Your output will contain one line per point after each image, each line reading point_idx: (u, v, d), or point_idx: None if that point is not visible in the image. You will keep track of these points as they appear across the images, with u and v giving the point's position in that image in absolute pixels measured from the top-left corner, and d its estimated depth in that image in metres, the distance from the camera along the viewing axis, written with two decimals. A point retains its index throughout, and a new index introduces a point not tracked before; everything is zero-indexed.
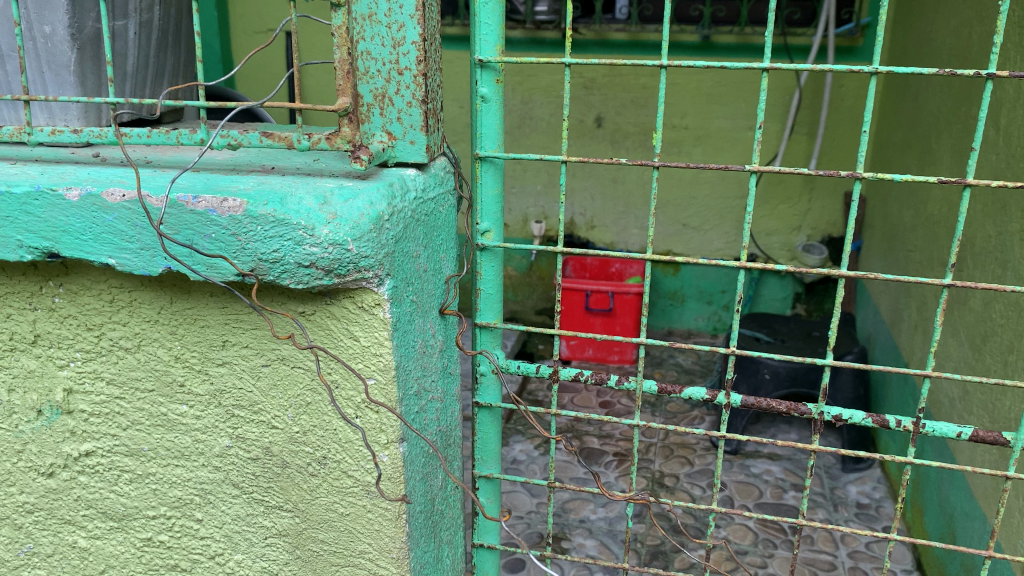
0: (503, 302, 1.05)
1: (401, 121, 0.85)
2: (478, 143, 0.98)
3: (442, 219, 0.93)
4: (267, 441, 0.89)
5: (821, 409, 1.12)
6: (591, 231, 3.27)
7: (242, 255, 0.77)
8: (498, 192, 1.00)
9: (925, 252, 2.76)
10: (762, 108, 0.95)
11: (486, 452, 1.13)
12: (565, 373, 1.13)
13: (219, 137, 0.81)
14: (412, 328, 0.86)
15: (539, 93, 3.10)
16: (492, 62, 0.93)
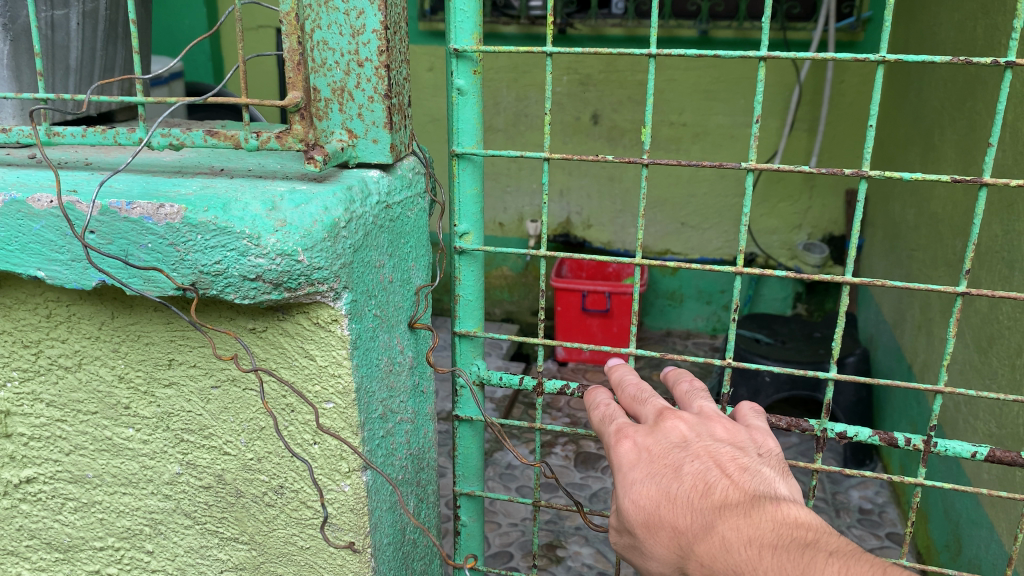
0: (483, 309, 0.99)
1: (362, 118, 0.77)
2: (456, 139, 0.92)
3: (410, 225, 0.85)
4: (219, 468, 0.82)
5: (825, 425, 1.06)
6: (587, 230, 3.21)
7: (182, 268, 0.69)
8: (477, 192, 0.93)
9: (929, 251, 2.69)
10: (760, 101, 0.87)
11: (467, 470, 1.08)
12: (549, 385, 1.08)
13: (158, 136, 0.73)
14: (375, 345, 0.78)
15: (535, 90, 3.02)
16: (468, 52, 0.86)
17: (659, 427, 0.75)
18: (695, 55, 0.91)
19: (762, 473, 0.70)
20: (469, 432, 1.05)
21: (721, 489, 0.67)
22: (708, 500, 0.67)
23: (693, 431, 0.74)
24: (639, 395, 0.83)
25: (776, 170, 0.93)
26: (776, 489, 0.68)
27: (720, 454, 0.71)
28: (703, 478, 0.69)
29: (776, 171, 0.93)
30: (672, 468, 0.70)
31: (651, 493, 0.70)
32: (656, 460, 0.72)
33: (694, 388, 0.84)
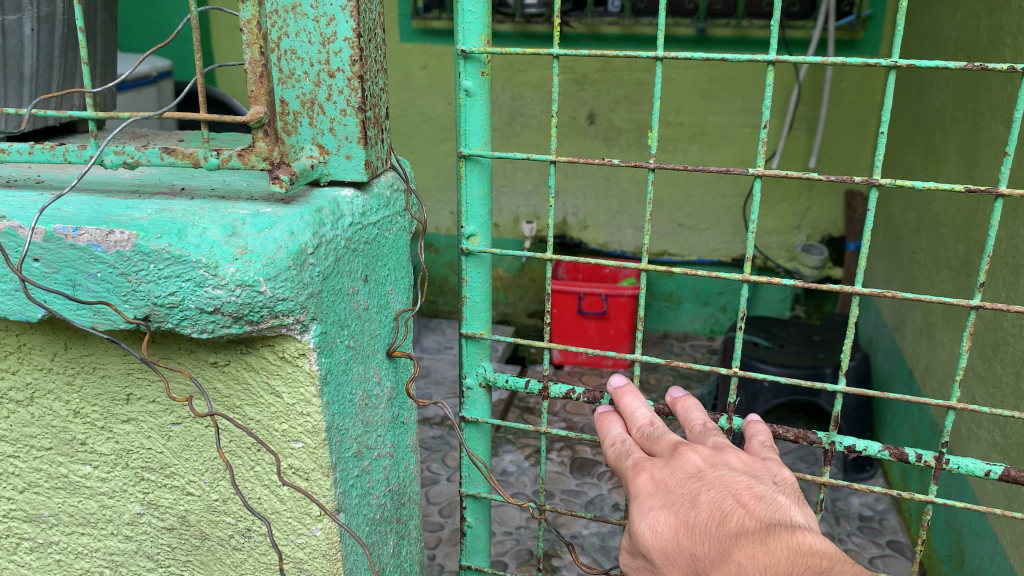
0: (489, 310, 1.12)
1: (334, 133, 0.72)
2: (464, 141, 1.03)
3: (388, 246, 0.79)
4: (183, 509, 0.76)
5: (833, 438, 1.07)
6: (583, 231, 3.29)
7: (135, 299, 0.63)
8: (484, 192, 1.06)
9: (933, 255, 2.75)
10: (767, 105, 0.86)
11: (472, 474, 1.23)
12: (554, 390, 1.12)
13: (112, 154, 0.68)
14: (348, 379, 0.72)
15: (530, 90, 3.16)
16: (475, 52, 0.98)
17: (674, 459, 0.84)
18: (698, 57, 0.88)
19: (777, 501, 0.77)
20: (474, 433, 1.20)
21: (737, 518, 0.74)
22: (724, 527, 0.74)
23: (705, 463, 0.83)
24: (652, 435, 0.92)
25: (783, 177, 0.93)
26: (791, 517, 0.74)
27: (736, 484, 0.79)
28: (719, 507, 0.76)
29: (783, 178, 0.93)
30: (690, 499, 0.78)
31: (670, 521, 0.78)
32: (673, 491, 0.81)
33: (708, 428, 0.92)
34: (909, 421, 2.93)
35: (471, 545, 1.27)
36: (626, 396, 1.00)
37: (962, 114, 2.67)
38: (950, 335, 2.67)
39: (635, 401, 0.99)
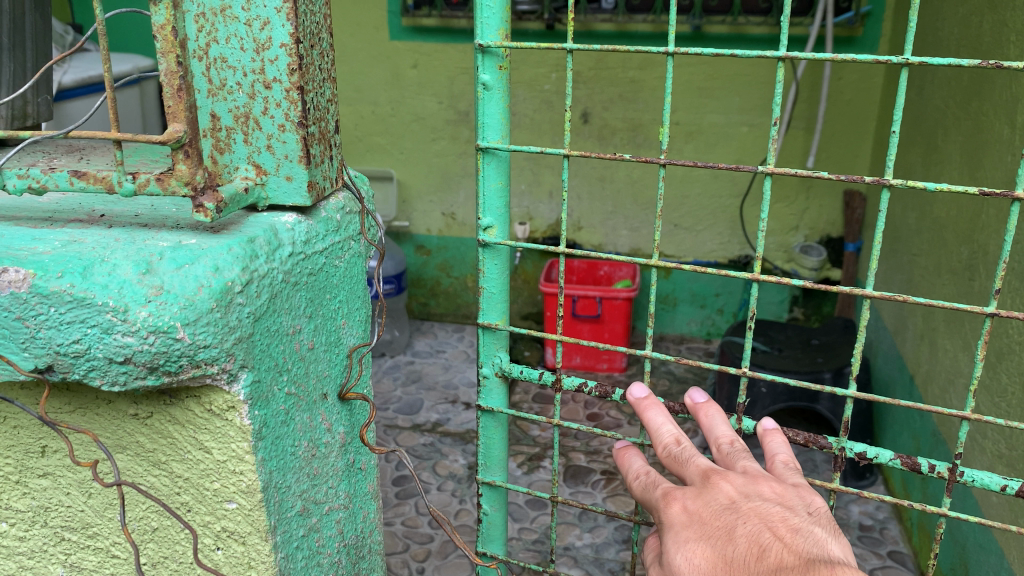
0: (503, 298, 1.59)
1: (275, 150, 1.04)
2: (484, 134, 1.48)
3: (327, 272, 1.14)
4: (101, 564, 1.10)
5: (843, 444, 1.36)
6: (581, 231, 4.37)
7: (38, 342, 0.89)
8: (498, 177, 1.51)
9: (932, 258, 2.88)
10: (775, 100, 1.16)
11: (490, 461, 1.75)
12: (567, 383, 1.56)
13: (21, 178, 0.94)
14: (287, 439, 1.04)
15: (523, 88, 4.19)
16: (492, 45, 1.41)
17: (708, 492, 1.12)
18: (713, 55, 1.18)
19: (811, 534, 1.01)
20: (492, 423, 1.71)
21: (774, 552, 0.98)
22: (763, 561, 0.97)
23: (736, 494, 1.09)
24: (683, 459, 1.22)
25: (787, 173, 1.22)
26: (826, 549, 0.98)
27: (772, 521, 1.04)
28: (757, 542, 1.00)
29: (787, 174, 1.22)
30: (728, 535, 1.03)
31: (709, 553, 1.04)
32: (711, 525, 1.06)
33: (734, 448, 1.22)
34: (913, 428, 2.92)
35: (487, 528, 1.82)
36: (651, 411, 1.33)
37: (967, 117, 2.62)
38: (953, 341, 2.63)
39: (659, 416, 1.32)
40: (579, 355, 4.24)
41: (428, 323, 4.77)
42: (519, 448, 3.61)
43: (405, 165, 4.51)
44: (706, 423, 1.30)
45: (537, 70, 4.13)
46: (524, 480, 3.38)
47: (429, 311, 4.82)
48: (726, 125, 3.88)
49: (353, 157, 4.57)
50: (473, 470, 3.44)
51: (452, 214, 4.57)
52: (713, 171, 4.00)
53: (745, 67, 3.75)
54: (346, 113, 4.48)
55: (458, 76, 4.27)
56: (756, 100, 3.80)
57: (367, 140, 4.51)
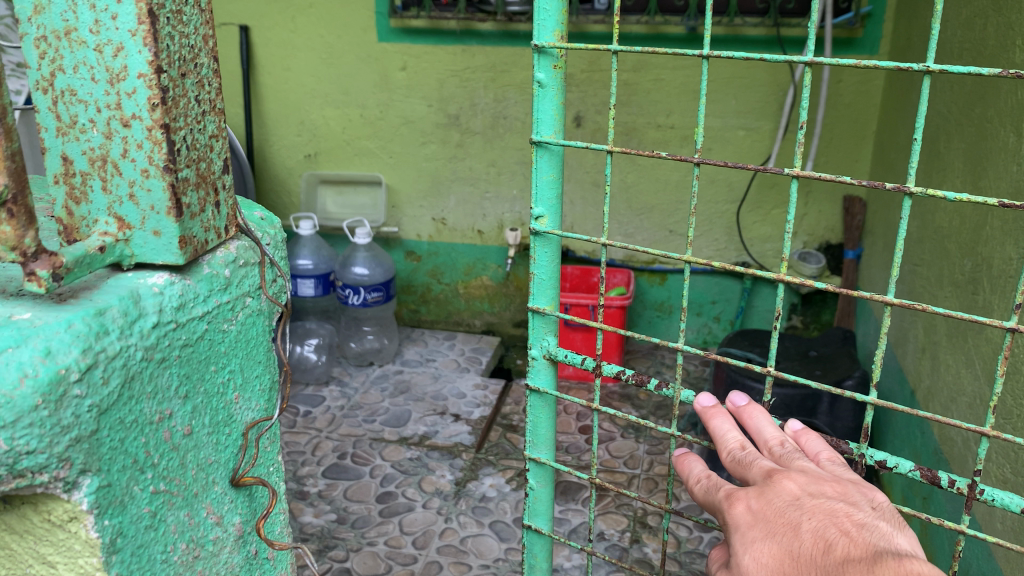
0: (551, 286, 1.50)
1: (143, 200, 1.02)
2: (537, 129, 1.39)
3: (205, 343, 1.12)
4: None
5: (864, 450, 1.24)
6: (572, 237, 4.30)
7: None
8: (552, 176, 1.42)
9: (934, 266, 2.78)
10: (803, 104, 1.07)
11: (538, 439, 1.63)
12: (609, 370, 1.47)
13: None
14: (146, 543, 1.03)
15: (513, 90, 4.12)
16: (548, 43, 1.32)
17: (770, 490, 1.05)
18: (743, 56, 1.10)
19: (878, 529, 0.94)
20: (540, 402, 1.60)
21: (840, 546, 0.91)
22: (830, 556, 0.91)
23: (799, 491, 1.03)
24: (744, 462, 1.16)
25: (814, 178, 1.13)
26: (895, 543, 0.91)
27: (839, 515, 0.96)
28: (824, 538, 0.93)
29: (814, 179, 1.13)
30: (793, 530, 0.97)
31: (776, 551, 0.97)
32: (775, 522, 1.00)
33: (789, 450, 1.16)
34: (914, 444, 2.80)
35: (533, 505, 1.69)
36: (715, 416, 1.26)
37: (970, 122, 2.52)
38: (955, 357, 2.53)
39: (723, 423, 1.24)
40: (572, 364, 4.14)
41: (418, 330, 4.66)
42: (507, 462, 3.51)
43: (394, 170, 4.41)
44: (759, 423, 1.23)
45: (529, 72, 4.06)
46: (512, 497, 3.28)
47: (420, 318, 4.72)
48: (722, 129, 3.78)
49: (342, 161, 4.46)
50: (460, 487, 3.34)
51: (442, 220, 4.46)
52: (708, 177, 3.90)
53: (742, 69, 3.66)
54: (333, 116, 4.38)
55: (448, 79, 4.17)
56: (753, 103, 3.71)
57: (355, 144, 4.40)
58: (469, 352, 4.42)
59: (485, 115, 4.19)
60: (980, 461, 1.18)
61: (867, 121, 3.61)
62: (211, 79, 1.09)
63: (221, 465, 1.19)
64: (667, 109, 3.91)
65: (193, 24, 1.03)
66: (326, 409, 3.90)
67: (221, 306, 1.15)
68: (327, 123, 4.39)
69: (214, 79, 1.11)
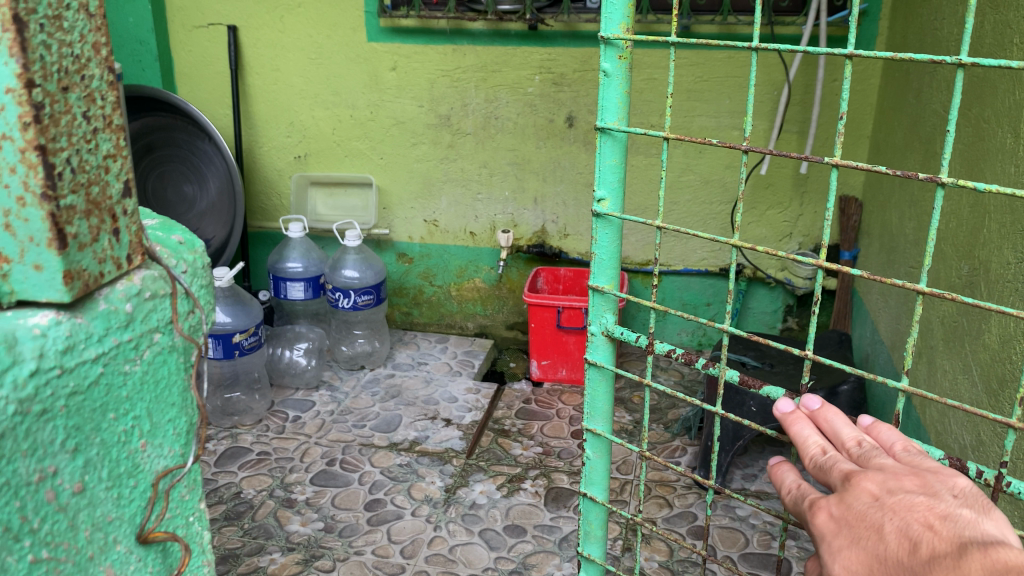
0: (612, 265, 1.48)
1: (19, 227, 0.86)
2: (601, 115, 1.38)
3: (101, 393, 0.95)
4: None
5: None
6: (565, 238, 4.26)
7: None
8: (615, 162, 1.41)
9: (931, 268, 2.72)
10: (845, 93, 1.06)
11: (594, 412, 1.61)
12: (662, 349, 1.46)
13: None
14: None
15: (504, 91, 4.06)
16: (614, 34, 1.32)
17: (848, 494, 0.96)
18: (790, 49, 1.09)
19: (963, 517, 0.83)
20: (598, 376, 1.57)
21: (925, 543, 0.81)
22: (916, 556, 0.81)
23: (878, 490, 0.93)
24: (824, 467, 1.07)
25: (853, 167, 1.10)
26: (980, 530, 0.80)
27: (921, 509, 0.86)
28: (907, 537, 0.83)
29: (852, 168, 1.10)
30: (874, 531, 0.87)
31: (862, 556, 0.87)
32: (857, 525, 0.90)
33: (865, 447, 1.07)
34: None
35: (588, 473, 1.65)
36: (796, 424, 1.19)
37: (966, 123, 2.47)
38: (953, 363, 2.47)
39: (804, 429, 1.17)
40: (564, 368, 4.09)
41: (411, 333, 4.60)
42: (498, 468, 3.46)
43: (385, 171, 4.35)
44: (836, 425, 1.15)
45: (520, 72, 4.00)
46: (502, 505, 3.23)
47: (412, 321, 4.66)
48: (716, 129, 3.74)
49: (332, 163, 4.40)
50: (450, 494, 3.29)
51: (434, 221, 4.40)
52: (703, 177, 3.86)
53: (736, 68, 3.62)
54: (323, 117, 4.32)
55: (439, 79, 4.11)
56: (747, 102, 3.67)
57: (345, 144, 4.35)
58: (461, 356, 4.37)
59: (476, 116, 4.13)
60: (1007, 453, 1.11)
61: (863, 121, 3.55)
62: (103, 92, 0.93)
63: (124, 521, 1.02)
64: (659, 108, 3.85)
65: (78, 31, 0.88)
66: (316, 414, 3.85)
67: (120, 346, 0.97)
68: (317, 124, 4.34)
69: (109, 91, 0.94)
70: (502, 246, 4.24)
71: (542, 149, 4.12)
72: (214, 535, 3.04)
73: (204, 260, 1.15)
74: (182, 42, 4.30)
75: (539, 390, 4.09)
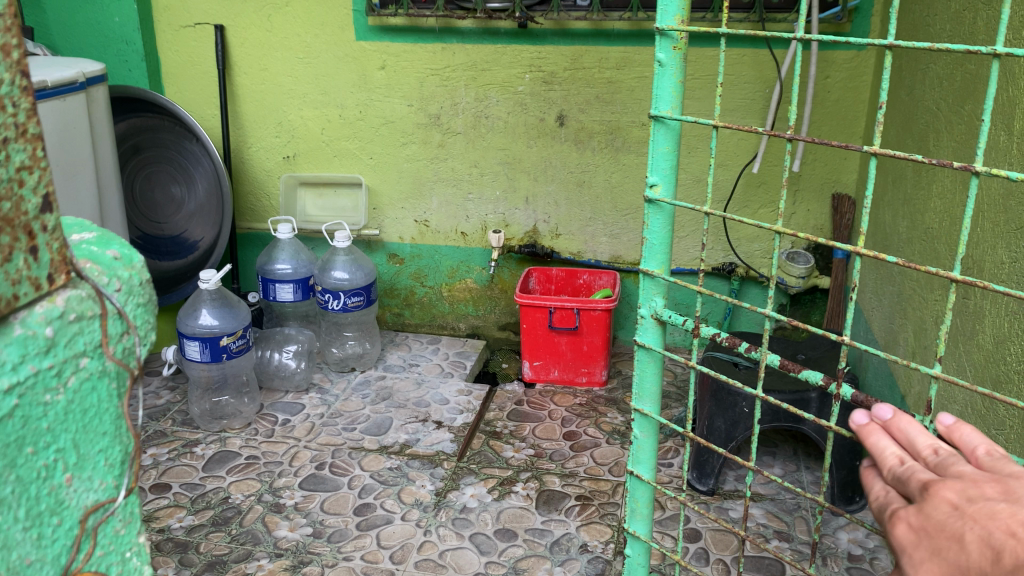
0: (663, 249, 1.58)
1: None
2: (655, 105, 1.49)
3: (16, 424, 0.86)
4: None
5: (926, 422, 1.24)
6: (557, 238, 4.23)
7: None
8: (668, 149, 1.51)
9: (923, 268, 2.69)
10: (883, 82, 1.13)
11: (643, 392, 1.69)
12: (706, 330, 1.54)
13: None
14: None
15: (495, 90, 4.02)
16: (669, 28, 1.43)
17: (925, 505, 1.00)
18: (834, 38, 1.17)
19: None
20: (647, 358, 1.66)
21: (1010, 556, 0.87)
22: (1002, 567, 0.87)
23: (956, 500, 0.97)
24: (901, 476, 1.08)
25: (891, 155, 1.15)
26: None
27: (1000, 517, 0.91)
28: (991, 549, 0.89)
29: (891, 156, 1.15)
30: (959, 544, 0.93)
31: (945, 568, 0.93)
32: (938, 537, 0.95)
33: (943, 453, 1.07)
34: None
35: (636, 453, 1.74)
36: (871, 436, 1.17)
37: (960, 120, 2.43)
38: (945, 363, 2.44)
39: (882, 441, 1.15)
40: (557, 369, 4.05)
41: (402, 334, 4.55)
42: (490, 471, 3.42)
43: (375, 171, 4.31)
44: (911, 432, 1.13)
45: (510, 71, 3.97)
46: (493, 508, 3.19)
47: (403, 322, 4.61)
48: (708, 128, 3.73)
49: (321, 163, 4.36)
50: (440, 497, 3.25)
51: (425, 222, 4.37)
52: (695, 176, 3.85)
53: (728, 65, 3.60)
54: (312, 117, 4.28)
55: (428, 77, 4.07)
56: (739, 100, 3.64)
57: (334, 144, 4.31)
58: (453, 357, 4.33)
59: (466, 115, 4.10)
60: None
61: (856, 119, 3.52)
62: (14, 99, 0.83)
63: (46, 564, 0.91)
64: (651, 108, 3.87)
65: None
66: (305, 417, 3.81)
67: (37, 375, 0.88)
68: (305, 123, 4.30)
69: (22, 98, 0.85)
70: (492, 244, 4.23)
71: (532, 148, 4.08)
72: (201, 542, 3.00)
73: (139, 280, 1.05)
74: (168, 42, 4.25)
75: (532, 391, 4.05)
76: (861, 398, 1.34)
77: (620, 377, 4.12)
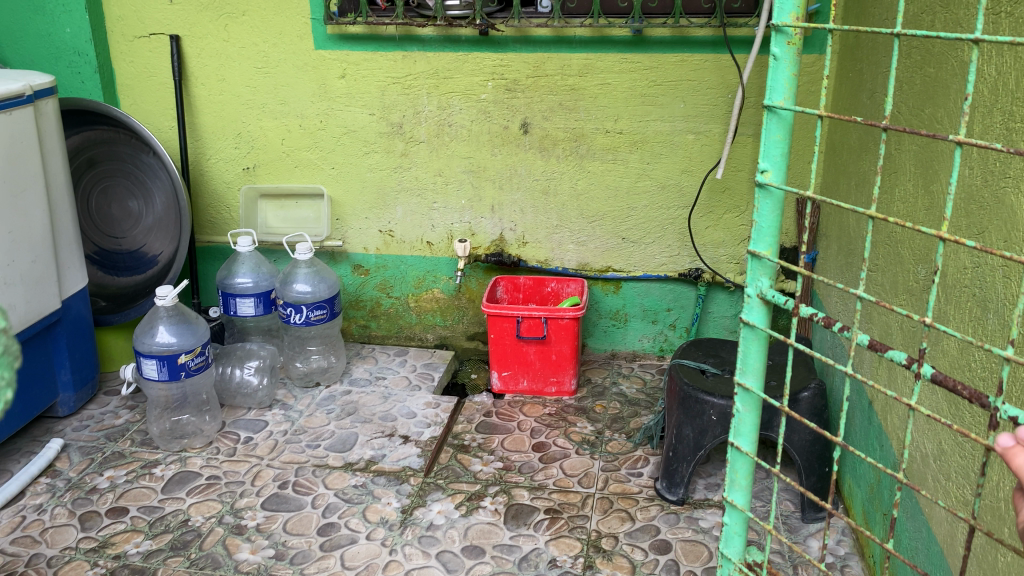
0: (771, 233, 1.52)
1: None
2: (768, 96, 1.45)
3: None
4: None
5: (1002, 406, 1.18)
6: (524, 246, 4.18)
7: None
8: (780, 137, 1.46)
9: (888, 274, 2.68)
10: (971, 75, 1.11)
11: (747, 367, 1.63)
12: (804, 311, 1.47)
13: None
14: None
15: (457, 98, 3.97)
16: (785, 24, 1.40)
17: None
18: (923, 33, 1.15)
19: None
20: (751, 335, 1.60)
21: None
22: None
23: None
24: None
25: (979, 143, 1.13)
26: None
27: None
28: None
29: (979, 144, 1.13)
30: None
31: None
32: None
33: None
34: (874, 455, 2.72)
35: (738, 425, 1.67)
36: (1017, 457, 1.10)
37: (921, 124, 2.42)
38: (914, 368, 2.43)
39: None
40: (526, 379, 4.00)
41: (369, 347, 4.48)
42: (457, 486, 3.36)
43: (338, 181, 4.24)
44: None
45: (472, 78, 3.91)
46: (461, 524, 3.13)
47: (370, 334, 4.54)
48: (671, 133, 3.84)
49: (282, 173, 4.28)
50: (406, 515, 3.18)
51: (390, 231, 4.30)
52: (660, 182, 3.93)
53: None
54: (272, 127, 4.20)
55: (389, 86, 4.01)
56: None
57: (295, 155, 4.23)
58: (420, 368, 4.26)
59: (429, 123, 4.04)
60: None
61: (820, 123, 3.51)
62: None
63: None
64: (613, 113, 3.84)
65: None
66: (269, 435, 3.72)
67: None
68: (265, 134, 4.21)
69: None
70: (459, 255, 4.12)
71: (496, 156, 4.03)
72: (158, 567, 2.92)
73: None
74: (122, 53, 4.15)
75: (500, 402, 4.00)
76: (942, 376, 1.26)
77: (589, 385, 4.08)
